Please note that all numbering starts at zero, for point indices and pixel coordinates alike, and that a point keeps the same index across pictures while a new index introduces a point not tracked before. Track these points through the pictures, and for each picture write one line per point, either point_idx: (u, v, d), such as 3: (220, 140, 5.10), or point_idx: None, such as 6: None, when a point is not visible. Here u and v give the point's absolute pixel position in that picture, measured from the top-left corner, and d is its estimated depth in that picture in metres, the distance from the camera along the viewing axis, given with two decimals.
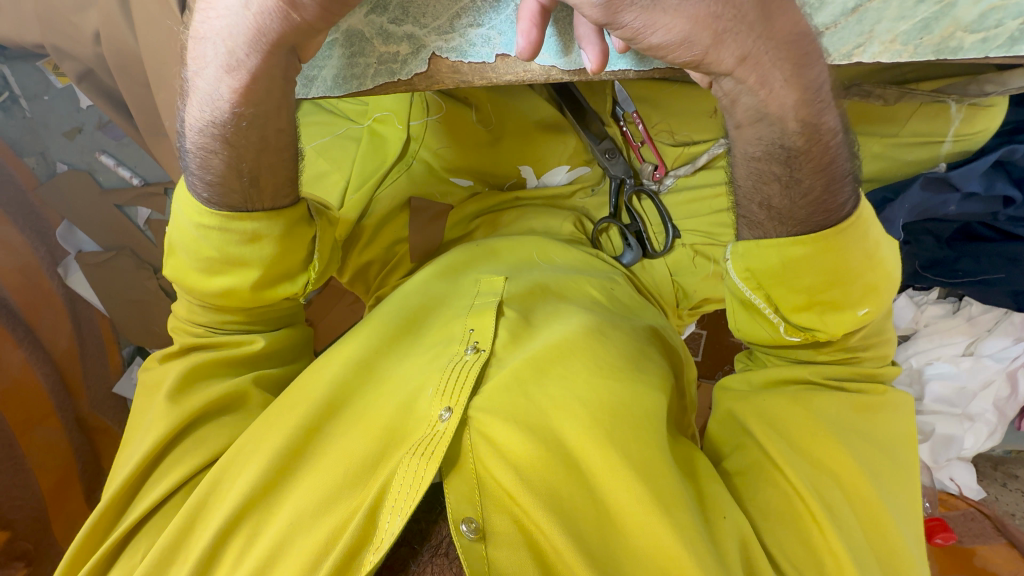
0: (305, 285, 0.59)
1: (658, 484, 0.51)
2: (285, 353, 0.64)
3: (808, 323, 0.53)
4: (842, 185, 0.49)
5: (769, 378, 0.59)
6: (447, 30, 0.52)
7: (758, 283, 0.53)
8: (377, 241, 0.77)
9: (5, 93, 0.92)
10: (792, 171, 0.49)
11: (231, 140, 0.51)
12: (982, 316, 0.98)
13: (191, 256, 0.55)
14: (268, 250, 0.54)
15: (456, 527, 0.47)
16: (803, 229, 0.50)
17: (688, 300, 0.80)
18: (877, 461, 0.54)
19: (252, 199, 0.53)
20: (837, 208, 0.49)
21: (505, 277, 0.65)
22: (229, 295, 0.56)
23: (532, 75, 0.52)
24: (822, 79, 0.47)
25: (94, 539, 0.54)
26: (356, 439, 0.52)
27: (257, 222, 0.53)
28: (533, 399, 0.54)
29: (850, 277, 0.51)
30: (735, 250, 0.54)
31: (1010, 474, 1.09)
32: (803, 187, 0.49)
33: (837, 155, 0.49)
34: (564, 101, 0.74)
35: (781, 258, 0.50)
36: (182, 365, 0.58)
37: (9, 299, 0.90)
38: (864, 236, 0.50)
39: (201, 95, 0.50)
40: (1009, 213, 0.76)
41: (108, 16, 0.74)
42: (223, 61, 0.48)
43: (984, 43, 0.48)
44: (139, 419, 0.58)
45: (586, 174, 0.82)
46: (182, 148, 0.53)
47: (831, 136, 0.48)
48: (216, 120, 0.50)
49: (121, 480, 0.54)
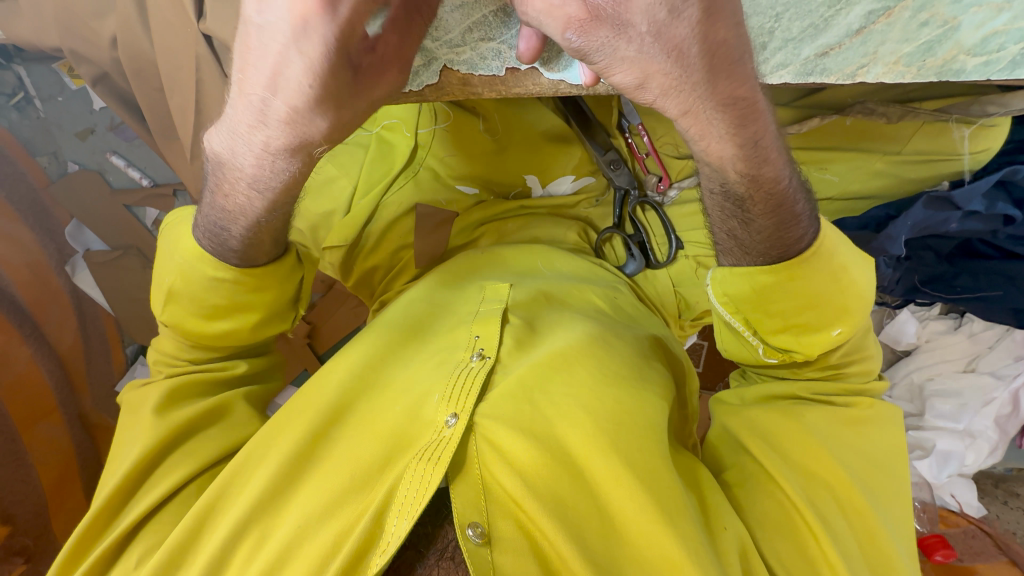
0: (296, 320, 0.66)
1: (660, 493, 0.51)
2: (263, 375, 0.67)
3: (783, 344, 0.54)
4: (796, 222, 0.50)
5: (759, 394, 0.60)
6: (458, 43, 0.51)
7: (736, 308, 0.54)
8: (383, 246, 0.79)
9: (19, 94, 0.95)
10: (743, 213, 0.49)
11: (243, 202, 0.52)
12: (984, 333, 0.98)
13: (192, 303, 0.57)
14: (272, 295, 0.60)
15: (461, 532, 0.47)
16: (762, 260, 0.51)
17: (690, 311, 0.81)
18: (871, 473, 0.54)
19: (253, 254, 0.57)
20: (794, 243, 0.50)
21: (510, 285, 0.66)
22: (231, 337, 0.59)
23: (541, 88, 0.54)
24: (766, 126, 0.46)
25: (81, 549, 0.53)
26: (362, 444, 0.53)
27: (263, 274, 0.58)
28: (538, 406, 0.54)
29: (821, 301, 0.52)
30: (721, 273, 0.54)
31: (1011, 491, 1.08)
32: (757, 226, 0.50)
33: (789, 197, 0.49)
34: (569, 111, 0.75)
35: (750, 287, 0.52)
36: (169, 382, 0.59)
37: (16, 294, 0.90)
38: (833, 260, 0.51)
39: (244, 175, 0.50)
40: (1009, 232, 0.75)
41: (126, 22, 0.75)
42: (251, 157, 0.48)
43: (985, 66, 0.49)
44: (122, 438, 0.58)
45: (592, 183, 0.83)
46: (223, 222, 0.54)
47: (780, 181, 0.48)
48: (251, 194, 0.51)
49: (111, 488, 0.53)
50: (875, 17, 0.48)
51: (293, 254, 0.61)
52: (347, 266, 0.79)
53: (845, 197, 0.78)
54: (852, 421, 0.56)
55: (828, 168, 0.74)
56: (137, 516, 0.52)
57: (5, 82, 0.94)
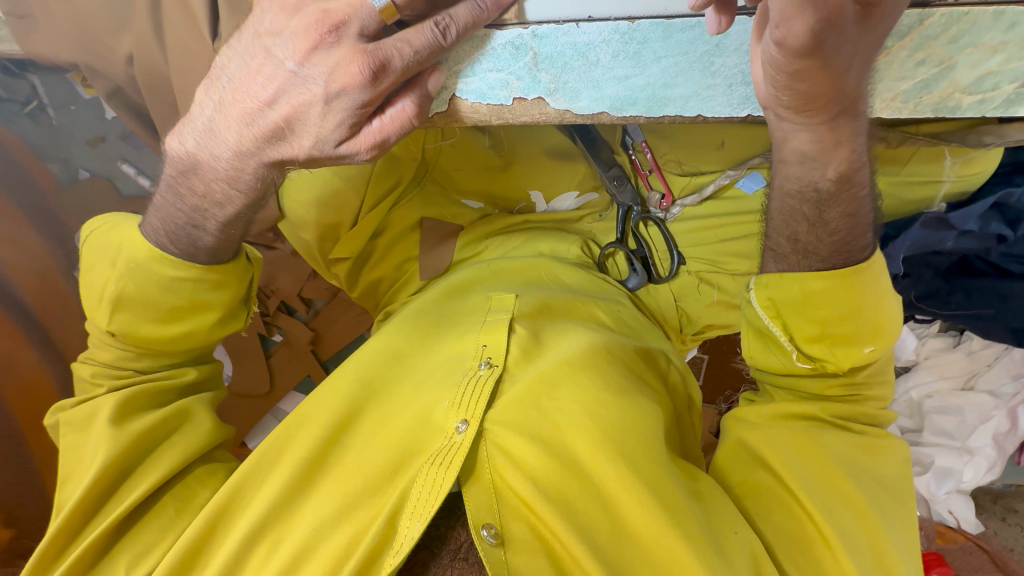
0: (250, 317, 0.67)
1: (667, 500, 0.52)
2: (210, 381, 0.67)
3: (818, 353, 0.55)
4: (864, 231, 0.52)
5: (779, 411, 0.59)
6: (466, 72, 0.52)
7: (777, 312, 0.55)
8: (388, 258, 0.81)
9: (33, 102, 0.97)
10: (818, 215, 0.51)
11: (204, 200, 0.55)
12: (982, 351, 0.99)
13: (143, 308, 0.57)
14: (231, 293, 0.61)
15: (477, 532, 0.48)
16: (827, 266, 0.52)
17: (692, 326, 0.83)
18: (881, 495, 0.54)
19: (198, 253, 0.58)
20: (858, 250, 0.52)
21: (516, 295, 0.66)
22: (189, 339, 0.60)
23: (547, 118, 0.54)
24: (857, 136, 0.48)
25: (43, 564, 0.51)
26: (375, 449, 0.54)
27: (223, 271, 0.59)
28: (546, 414, 0.55)
29: (858, 313, 0.53)
30: (761, 283, 0.56)
31: (1009, 508, 1.08)
32: (830, 228, 0.51)
33: (861, 205, 0.51)
34: (576, 131, 0.75)
35: (802, 291, 0.53)
36: (117, 395, 0.57)
37: (25, 299, 0.92)
38: (877, 279, 0.52)
39: (220, 179, 0.54)
40: (1002, 250, 0.77)
41: (142, 40, 0.76)
42: (230, 162, 0.53)
43: (980, 104, 0.49)
44: (73, 455, 0.56)
45: (595, 200, 0.85)
46: (185, 222, 0.56)
47: (860, 188, 0.50)
48: (225, 199, 0.55)
49: (81, 494, 0.52)
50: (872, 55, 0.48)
51: (244, 254, 0.62)
52: (353, 277, 0.81)
53: None
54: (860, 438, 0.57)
55: None
56: (105, 530, 0.51)
57: (18, 90, 0.96)
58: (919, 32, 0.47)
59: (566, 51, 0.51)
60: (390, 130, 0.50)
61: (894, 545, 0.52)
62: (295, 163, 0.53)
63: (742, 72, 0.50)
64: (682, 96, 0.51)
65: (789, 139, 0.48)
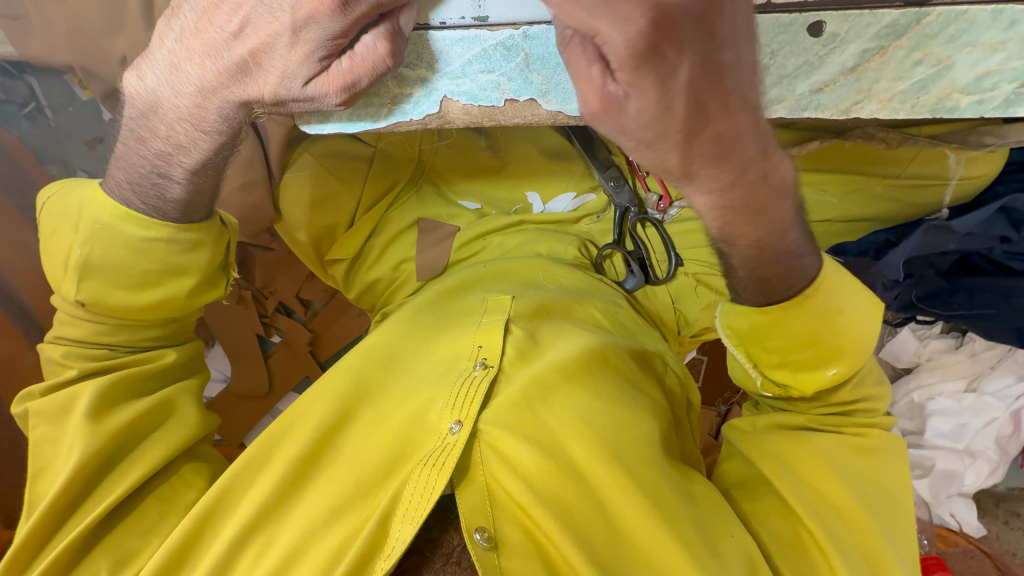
0: (230, 285, 0.66)
1: (659, 502, 0.52)
2: (193, 364, 0.67)
3: (782, 380, 0.56)
4: (790, 273, 0.51)
5: (772, 422, 0.60)
6: (458, 74, 0.52)
7: (740, 342, 0.56)
8: (385, 258, 0.79)
9: (31, 103, 0.97)
10: (731, 268, 0.52)
11: (169, 146, 0.55)
12: (985, 353, 0.97)
13: (117, 277, 0.57)
14: (208, 259, 0.61)
15: (469, 535, 0.48)
16: (758, 301, 0.53)
17: (689, 327, 0.82)
18: (878, 499, 0.54)
19: (162, 208, 0.57)
20: (788, 287, 0.51)
21: (512, 296, 0.66)
22: (165, 305, 0.59)
23: (540, 119, 0.54)
24: (759, 205, 0.45)
25: (20, 564, 0.51)
26: (369, 450, 0.53)
27: (200, 232, 0.59)
28: (540, 417, 0.54)
29: (818, 340, 0.53)
30: (728, 307, 0.56)
31: (1012, 511, 1.08)
32: (741, 279, 0.52)
33: (784, 254, 0.50)
34: (574, 132, 0.76)
35: (749, 323, 0.54)
36: (94, 385, 0.56)
37: (25, 302, 0.93)
38: (835, 296, 0.52)
39: (186, 122, 0.53)
40: (1005, 248, 0.74)
41: (136, 41, 0.76)
42: (191, 101, 0.52)
43: (979, 104, 0.48)
44: (45, 451, 0.55)
45: (592, 200, 0.83)
46: (151, 169, 0.56)
47: (779, 244, 0.49)
48: (191, 144, 0.54)
49: (58, 492, 0.51)
50: (869, 56, 0.47)
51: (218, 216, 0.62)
52: (350, 278, 0.81)
53: (845, 220, 0.79)
54: (863, 450, 0.56)
55: (828, 189, 0.77)
56: (85, 528, 0.51)
57: (17, 92, 0.96)
58: (916, 31, 0.46)
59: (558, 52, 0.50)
60: (361, 72, 0.47)
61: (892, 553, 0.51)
62: (260, 105, 0.52)
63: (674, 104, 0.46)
64: None
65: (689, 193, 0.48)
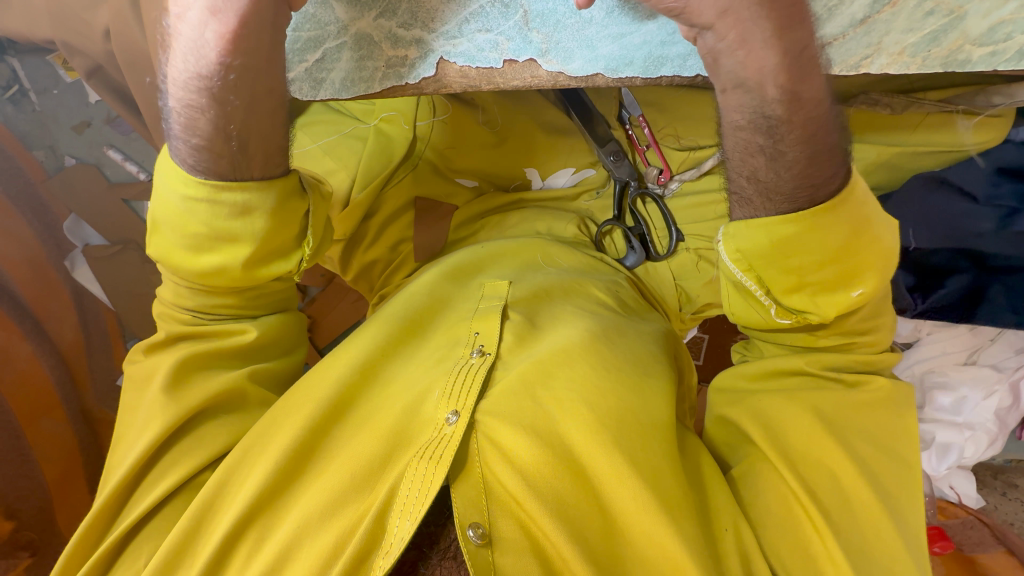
0: (299, 263, 0.58)
1: (655, 484, 0.51)
2: (280, 343, 0.63)
3: (800, 305, 0.52)
4: (828, 159, 0.48)
5: (764, 368, 0.60)
6: (454, 35, 0.52)
7: (748, 265, 0.52)
8: (381, 240, 0.78)
9: (15, 87, 0.95)
10: (776, 149, 0.47)
11: (218, 96, 0.49)
12: (986, 327, 0.95)
13: (176, 233, 0.53)
14: (260, 225, 0.52)
15: (462, 532, 0.47)
16: (805, 202, 0.48)
17: (691, 305, 0.80)
18: (875, 459, 0.54)
19: (240, 167, 0.51)
20: (825, 183, 0.48)
21: (509, 281, 0.65)
22: (220, 275, 0.54)
23: (540, 81, 0.53)
24: (810, 38, 0.45)
25: (86, 546, 0.53)
26: (361, 442, 0.52)
27: (248, 194, 0.51)
28: (540, 401, 0.54)
29: (845, 255, 0.50)
30: (730, 231, 0.52)
31: (1010, 483, 1.09)
32: (788, 159, 0.47)
33: (823, 127, 0.47)
34: (570, 104, 0.74)
35: (771, 240, 0.49)
36: (175, 358, 0.56)
37: (15, 291, 0.89)
38: (860, 209, 0.49)
39: (184, 43, 0.48)
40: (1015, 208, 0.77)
41: (118, 14, 0.75)
42: (189, 17, 0.48)
43: (992, 56, 0.48)
44: (128, 415, 0.57)
45: (592, 176, 0.82)
46: (163, 104, 0.51)
47: (815, 105, 0.46)
48: (197, 41, 0.48)
49: (129, 466, 0.53)
50: (880, 6, 0.47)
51: (297, 176, 0.55)
52: (346, 259, 0.78)
53: None
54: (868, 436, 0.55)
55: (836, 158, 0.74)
56: (125, 527, 0.51)
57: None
58: None
59: (558, 8, 0.51)
60: None
61: (898, 543, 0.50)
62: None
63: (644, 41, 0.52)
64: (679, 55, 0.52)
65: (722, 60, 0.46)
